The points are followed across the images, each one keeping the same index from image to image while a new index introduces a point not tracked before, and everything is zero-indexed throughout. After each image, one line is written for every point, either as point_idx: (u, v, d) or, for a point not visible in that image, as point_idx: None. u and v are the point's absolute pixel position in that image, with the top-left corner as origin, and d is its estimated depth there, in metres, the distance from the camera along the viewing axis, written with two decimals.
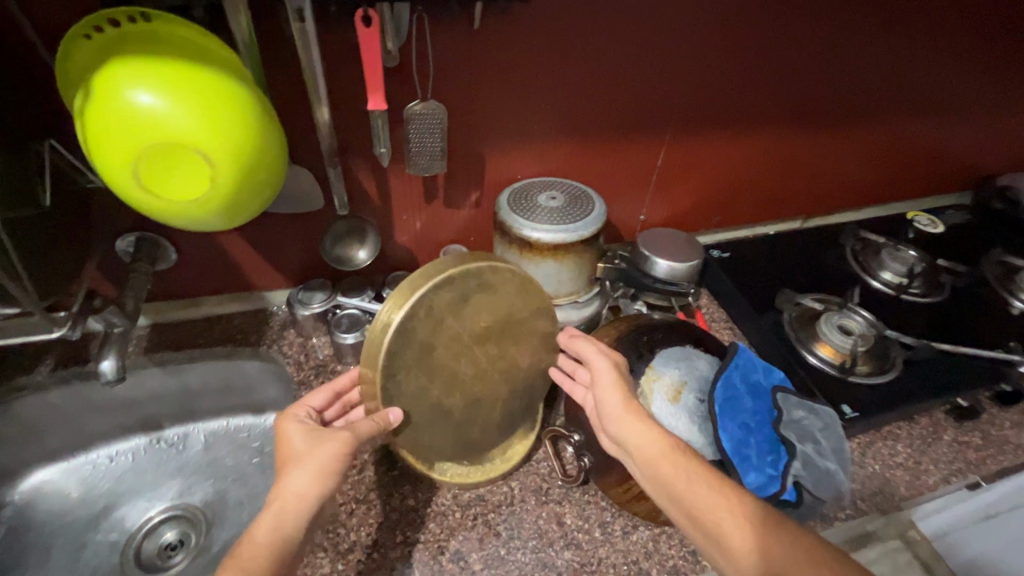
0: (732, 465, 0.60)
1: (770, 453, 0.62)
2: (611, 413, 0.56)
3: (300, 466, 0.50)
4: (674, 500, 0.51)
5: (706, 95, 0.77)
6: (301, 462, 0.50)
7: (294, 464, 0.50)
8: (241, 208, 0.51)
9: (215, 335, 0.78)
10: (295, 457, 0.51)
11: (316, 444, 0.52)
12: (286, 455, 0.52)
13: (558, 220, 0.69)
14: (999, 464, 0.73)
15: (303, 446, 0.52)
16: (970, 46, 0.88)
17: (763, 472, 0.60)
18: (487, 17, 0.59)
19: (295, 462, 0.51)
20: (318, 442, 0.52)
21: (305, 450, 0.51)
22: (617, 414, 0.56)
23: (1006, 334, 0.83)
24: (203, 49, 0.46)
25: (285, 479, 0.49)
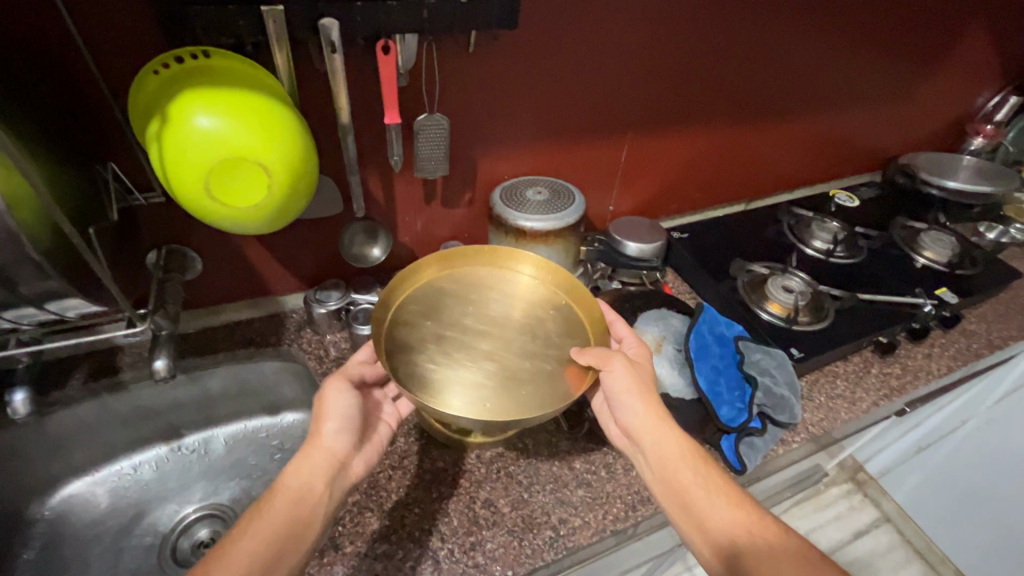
0: (708, 400, 0.73)
1: (738, 389, 0.76)
2: (633, 405, 0.64)
3: (333, 420, 0.62)
4: (666, 483, 0.61)
5: (659, 98, 0.91)
6: (335, 429, 0.61)
7: (329, 418, 0.61)
8: (287, 210, 0.59)
9: (236, 340, 0.85)
10: (330, 414, 0.62)
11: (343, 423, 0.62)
12: (321, 406, 0.63)
13: (546, 211, 0.81)
14: (915, 387, 0.90)
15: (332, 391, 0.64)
16: (866, 51, 1.06)
17: (733, 406, 0.74)
18: (480, 43, 0.70)
19: (330, 418, 0.61)
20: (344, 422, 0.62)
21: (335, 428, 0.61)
22: (654, 426, 0.63)
23: (913, 284, 1.01)
24: (258, 81, 0.56)
25: (325, 431, 0.61)
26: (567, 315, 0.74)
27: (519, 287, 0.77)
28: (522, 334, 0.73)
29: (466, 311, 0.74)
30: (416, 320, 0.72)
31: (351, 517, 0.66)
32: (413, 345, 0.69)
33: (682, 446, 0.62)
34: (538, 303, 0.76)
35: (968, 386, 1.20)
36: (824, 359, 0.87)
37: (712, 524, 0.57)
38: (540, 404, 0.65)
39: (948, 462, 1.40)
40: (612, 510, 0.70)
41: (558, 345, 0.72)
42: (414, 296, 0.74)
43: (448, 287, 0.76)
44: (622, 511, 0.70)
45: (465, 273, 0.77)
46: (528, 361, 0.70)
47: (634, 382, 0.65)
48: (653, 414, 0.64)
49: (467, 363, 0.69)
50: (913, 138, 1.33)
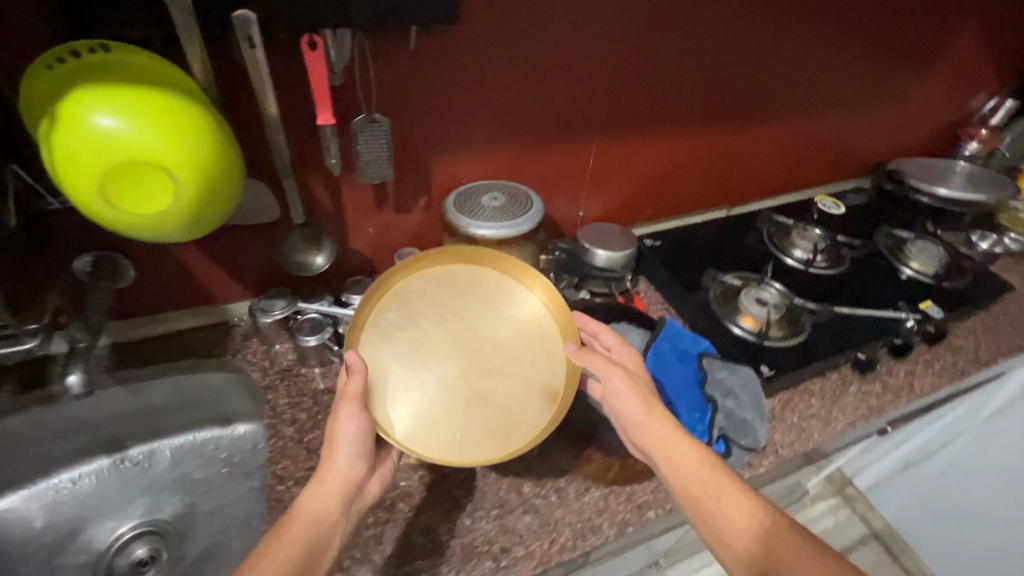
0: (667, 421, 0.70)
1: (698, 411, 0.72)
2: (645, 414, 0.63)
3: (349, 446, 0.59)
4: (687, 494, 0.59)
5: (627, 100, 0.87)
6: (349, 452, 0.59)
7: (344, 443, 0.59)
8: (204, 220, 0.55)
9: (177, 350, 0.81)
10: (346, 440, 0.59)
11: (357, 449, 0.59)
12: (334, 430, 0.59)
13: (501, 218, 0.76)
14: (895, 407, 0.85)
15: (346, 412, 0.60)
16: (850, 52, 1.02)
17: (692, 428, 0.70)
18: (424, 39, 0.65)
19: (345, 445, 0.58)
20: (359, 447, 0.59)
21: (348, 455, 0.59)
22: (665, 434, 0.62)
23: (895, 296, 0.96)
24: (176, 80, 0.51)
25: (342, 457, 0.58)
26: (544, 333, 0.72)
27: (499, 294, 0.74)
28: (497, 351, 0.72)
29: (443, 324, 0.72)
30: (393, 331, 0.70)
31: None
32: (390, 361, 0.69)
33: (694, 455, 0.60)
34: (517, 313, 0.73)
35: (959, 401, 1.15)
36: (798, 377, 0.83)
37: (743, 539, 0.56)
38: (508, 431, 0.68)
39: (939, 479, 1.35)
40: (559, 540, 0.66)
41: (531, 364, 0.72)
42: (392, 304, 0.72)
43: (427, 292, 0.73)
44: (570, 540, 0.66)
45: (445, 279, 0.74)
46: (501, 380, 0.71)
47: (639, 395, 0.64)
48: (662, 422, 0.62)
49: (442, 380, 0.70)
50: (904, 141, 1.27)
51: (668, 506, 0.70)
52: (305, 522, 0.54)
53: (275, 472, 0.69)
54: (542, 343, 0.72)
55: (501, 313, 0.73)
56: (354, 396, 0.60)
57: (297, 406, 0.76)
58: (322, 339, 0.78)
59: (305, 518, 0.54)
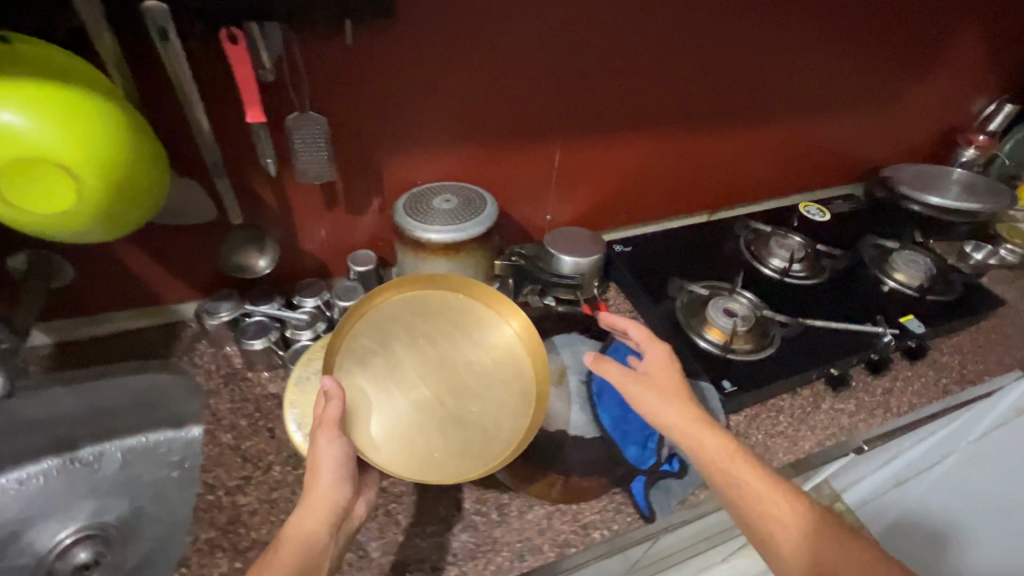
0: (615, 439, 0.70)
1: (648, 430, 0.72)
2: (664, 413, 0.62)
3: (331, 471, 0.55)
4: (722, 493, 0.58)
5: (594, 100, 0.83)
6: (331, 477, 0.54)
7: (326, 470, 0.54)
8: (121, 222, 0.54)
9: (121, 351, 0.79)
10: (326, 466, 0.54)
11: (339, 474, 0.55)
12: (313, 459, 0.55)
13: (451, 221, 0.73)
14: (869, 427, 0.81)
15: (323, 440, 0.56)
16: (838, 51, 0.96)
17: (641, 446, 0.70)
18: (364, 34, 0.62)
19: (326, 470, 0.54)
20: (342, 472, 0.55)
21: (330, 481, 0.54)
22: (691, 433, 0.61)
23: (875, 309, 0.91)
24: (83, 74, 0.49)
25: (326, 483, 0.54)
26: (513, 350, 0.70)
27: (471, 312, 0.72)
28: (471, 369, 0.69)
29: (416, 345, 0.69)
30: (366, 356, 0.68)
31: (200, 557, 0.60)
32: (362, 386, 0.66)
33: (720, 448, 0.59)
34: (489, 337, 0.70)
35: (949, 419, 1.09)
36: (763, 393, 0.79)
37: (781, 536, 0.55)
38: (482, 449, 0.66)
39: (931, 497, 1.29)
40: (496, 560, 0.63)
41: (504, 380, 0.69)
42: (366, 328, 0.69)
43: (401, 316, 0.71)
44: (507, 561, 0.63)
45: (417, 300, 0.72)
46: (475, 401, 0.68)
47: (652, 395, 0.63)
48: (682, 419, 0.61)
49: (417, 403, 0.67)
50: (900, 146, 1.21)
51: (615, 527, 0.66)
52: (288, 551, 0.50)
53: (207, 481, 0.67)
54: (513, 359, 0.70)
55: (473, 332, 0.71)
56: (333, 421, 0.57)
57: (238, 412, 0.74)
58: (267, 343, 0.75)
59: (294, 545, 0.50)
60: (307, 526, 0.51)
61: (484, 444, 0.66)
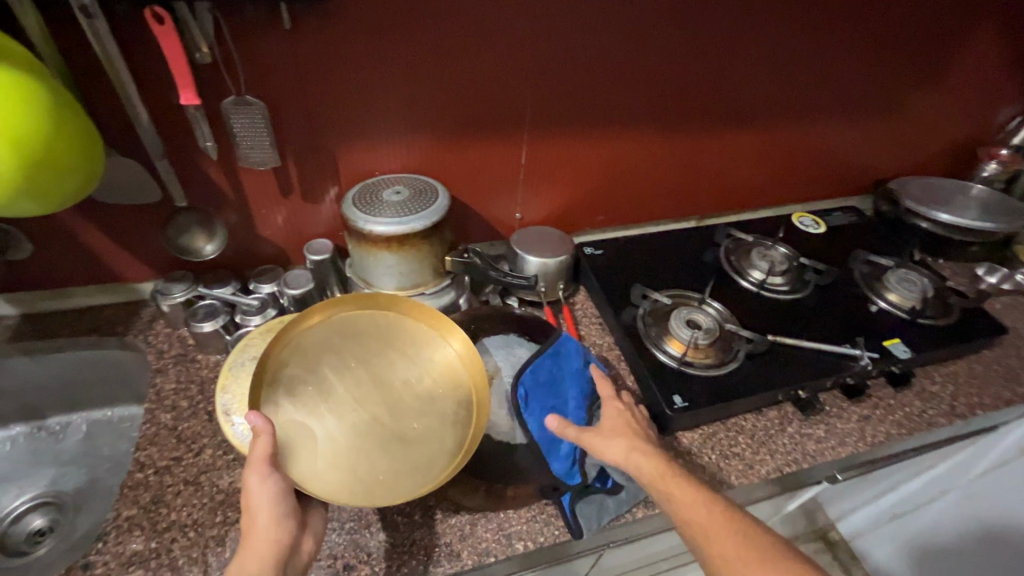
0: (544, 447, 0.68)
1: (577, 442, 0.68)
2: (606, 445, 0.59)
3: (268, 511, 0.49)
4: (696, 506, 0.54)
5: (562, 95, 0.79)
6: (264, 526, 0.48)
7: (262, 510, 0.49)
8: (55, 196, 0.56)
9: (82, 326, 0.81)
10: (263, 507, 0.49)
11: (278, 515, 0.49)
12: (247, 501, 0.49)
13: (397, 213, 0.72)
14: (836, 456, 0.75)
15: (255, 481, 0.49)
16: (843, 50, 0.88)
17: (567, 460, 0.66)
18: (304, 19, 0.61)
19: (264, 512, 0.49)
20: (281, 510, 0.50)
21: (267, 524, 0.48)
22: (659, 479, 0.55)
23: (857, 330, 0.85)
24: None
25: (264, 522, 0.48)
26: (446, 360, 0.65)
27: (404, 327, 0.66)
28: (408, 385, 0.64)
29: (349, 369, 0.63)
30: (293, 386, 0.60)
31: (116, 534, 0.60)
32: (292, 418, 0.58)
33: (655, 471, 0.56)
34: (426, 352, 0.65)
35: (950, 452, 1.01)
36: (717, 411, 0.74)
37: (738, 558, 0.49)
38: (427, 468, 0.59)
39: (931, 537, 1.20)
40: (410, 563, 0.61)
41: (442, 393, 0.64)
42: (292, 356, 0.62)
43: (331, 340, 0.64)
44: (421, 565, 0.61)
45: (346, 323, 0.65)
46: (416, 419, 0.62)
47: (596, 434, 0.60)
48: (624, 453, 0.58)
49: (354, 429, 0.60)
50: (913, 157, 1.13)
51: (540, 539, 0.63)
52: None
53: (139, 459, 0.67)
54: (448, 371, 0.64)
55: (406, 348, 0.65)
56: (263, 458, 0.50)
57: (182, 392, 0.75)
58: (216, 326, 0.76)
59: None
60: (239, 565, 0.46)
61: (431, 459, 0.60)
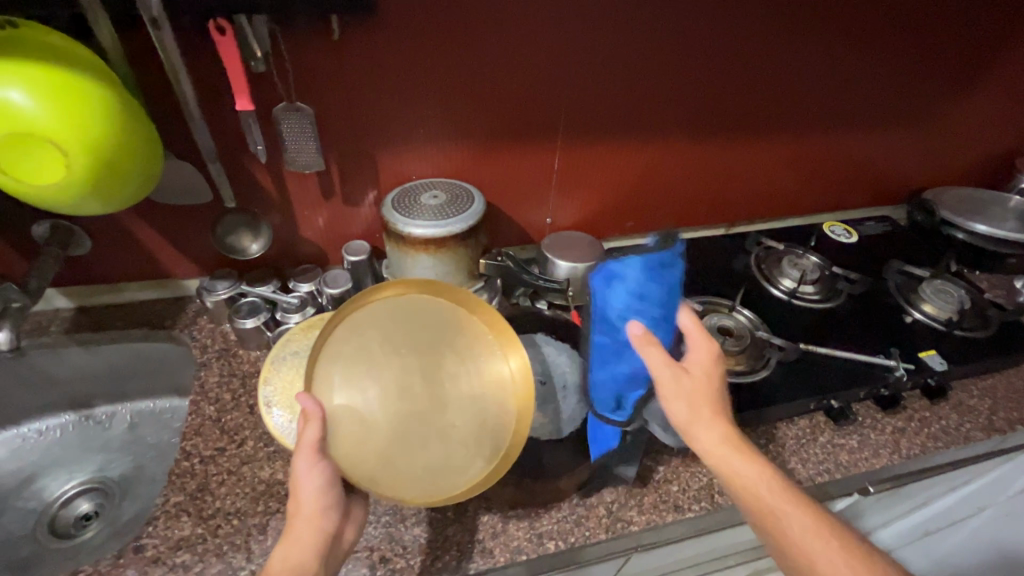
0: (592, 359, 0.63)
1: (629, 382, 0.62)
2: (695, 424, 0.54)
3: (314, 499, 0.51)
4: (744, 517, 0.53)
5: (596, 103, 0.81)
6: (307, 518, 0.50)
7: (308, 497, 0.51)
8: (117, 194, 0.58)
9: (132, 319, 0.86)
10: (308, 494, 0.51)
11: (323, 504, 0.51)
12: (294, 484, 0.51)
13: (435, 217, 0.74)
14: (870, 467, 0.74)
15: (303, 465, 0.51)
16: (880, 59, 0.88)
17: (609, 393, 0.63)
18: (352, 30, 0.64)
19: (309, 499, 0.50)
20: (326, 499, 0.51)
21: (312, 513, 0.50)
22: (747, 475, 0.52)
23: (892, 341, 0.85)
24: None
25: (309, 511, 0.50)
26: (498, 362, 0.63)
27: (461, 319, 0.64)
28: (455, 381, 0.62)
29: (400, 354, 0.62)
30: (347, 364, 0.60)
31: (165, 519, 0.63)
32: (342, 397, 0.58)
33: (744, 467, 0.52)
34: (478, 350, 0.63)
35: (986, 468, 0.99)
36: (748, 419, 0.75)
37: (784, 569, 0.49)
38: (463, 467, 0.60)
39: None
40: (443, 557, 0.62)
41: (490, 394, 0.62)
42: (348, 334, 0.61)
43: (386, 322, 0.63)
44: (455, 560, 0.62)
45: (403, 305, 0.64)
46: (459, 417, 0.62)
47: (686, 407, 0.54)
48: (710, 439, 0.53)
49: (398, 417, 0.60)
50: (949, 167, 1.11)
51: (570, 539, 0.65)
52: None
53: (185, 448, 0.70)
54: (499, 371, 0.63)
55: (461, 341, 0.64)
56: (311, 445, 0.51)
57: (225, 386, 0.78)
58: (257, 323, 0.79)
59: None
60: (277, 554, 0.49)
61: (468, 459, 0.61)
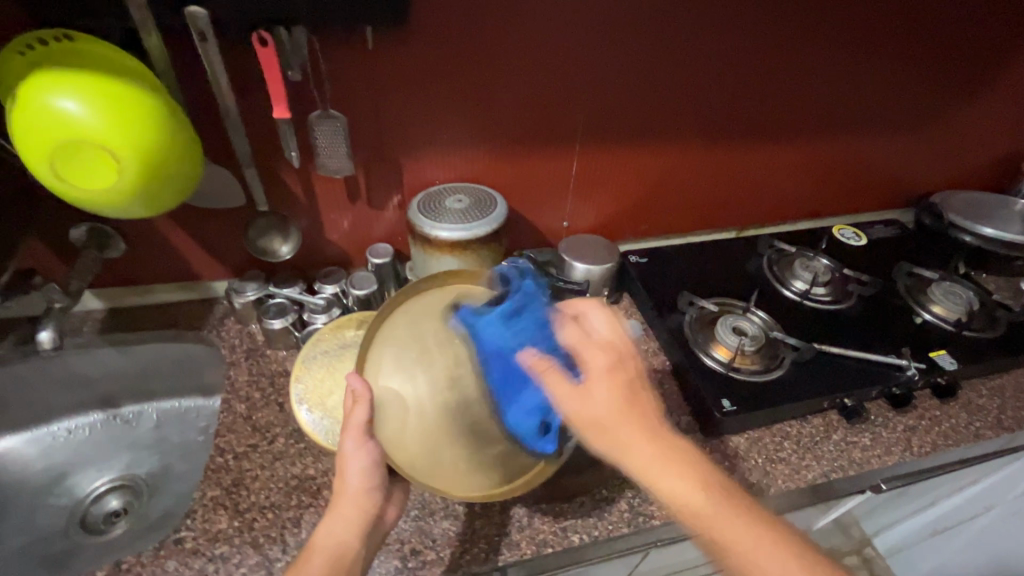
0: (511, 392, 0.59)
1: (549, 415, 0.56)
2: (601, 437, 0.48)
3: (360, 478, 0.54)
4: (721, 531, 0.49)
5: (614, 110, 0.83)
6: (352, 495, 0.54)
7: (354, 476, 0.54)
8: (158, 199, 0.60)
9: (162, 320, 0.88)
10: (354, 473, 0.54)
11: (367, 484, 0.55)
12: (342, 462, 0.55)
13: (460, 220, 0.76)
14: (882, 464, 0.76)
15: (352, 445, 0.54)
16: (889, 67, 0.90)
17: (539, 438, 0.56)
18: (384, 40, 0.66)
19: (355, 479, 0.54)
20: (371, 479, 0.55)
21: (357, 490, 0.54)
22: (684, 497, 0.45)
23: (903, 342, 0.87)
24: (35, 51, 0.53)
25: (355, 489, 0.54)
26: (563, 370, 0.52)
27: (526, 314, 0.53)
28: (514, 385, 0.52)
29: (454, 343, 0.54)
30: (398, 346, 0.54)
31: (202, 512, 0.65)
32: (391, 382, 0.53)
33: (677, 487, 0.45)
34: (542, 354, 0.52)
35: (994, 467, 1.01)
36: (764, 416, 0.77)
37: None
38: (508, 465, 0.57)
39: None
40: (472, 550, 0.65)
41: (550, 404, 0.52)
42: (403, 314, 0.56)
43: (443, 305, 0.55)
44: (484, 552, 0.64)
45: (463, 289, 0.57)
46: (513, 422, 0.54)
47: (586, 420, 0.48)
48: (634, 462, 0.46)
49: (447, 414, 0.53)
50: (955, 172, 1.14)
51: (594, 533, 0.67)
52: (308, 553, 0.52)
53: (219, 444, 0.73)
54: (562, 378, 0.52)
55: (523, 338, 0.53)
56: (359, 427, 0.53)
57: (254, 384, 0.80)
58: (285, 324, 0.81)
59: (325, 554, 0.51)
60: (321, 527, 0.53)
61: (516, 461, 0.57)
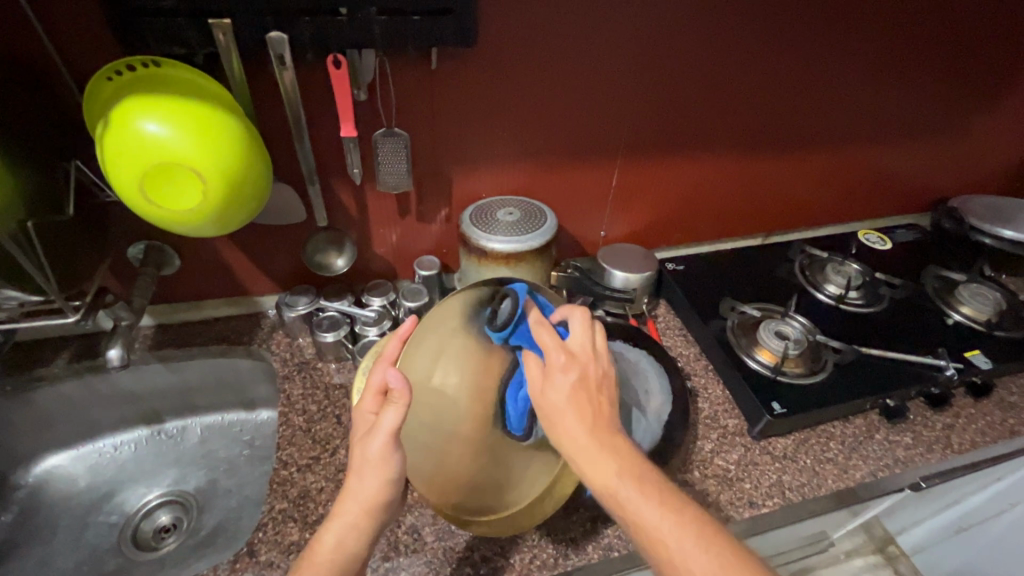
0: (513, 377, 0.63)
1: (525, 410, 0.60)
2: (549, 420, 0.53)
3: (377, 486, 0.51)
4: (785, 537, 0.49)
5: (657, 123, 0.86)
6: (359, 496, 0.51)
7: (369, 482, 0.51)
8: (230, 218, 0.61)
9: (211, 335, 0.89)
10: (367, 475, 0.51)
11: (382, 489, 0.51)
12: (361, 462, 0.51)
13: (512, 233, 0.78)
14: (927, 461, 0.78)
15: (378, 450, 0.50)
16: (914, 78, 0.94)
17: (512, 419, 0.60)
18: (445, 61, 0.69)
19: (369, 482, 0.51)
20: (386, 485, 0.51)
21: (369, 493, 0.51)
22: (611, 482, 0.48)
23: (936, 341, 0.90)
24: (125, 77, 0.55)
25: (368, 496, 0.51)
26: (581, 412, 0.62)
27: None
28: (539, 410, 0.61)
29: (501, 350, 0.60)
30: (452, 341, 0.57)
31: (273, 525, 0.66)
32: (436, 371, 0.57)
33: (609, 474, 0.48)
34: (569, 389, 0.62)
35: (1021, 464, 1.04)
36: (811, 417, 0.79)
37: None
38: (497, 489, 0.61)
39: None
40: (541, 556, 0.66)
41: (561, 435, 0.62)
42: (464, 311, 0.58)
43: None
44: (552, 558, 0.66)
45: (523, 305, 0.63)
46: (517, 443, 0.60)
47: (546, 404, 0.53)
48: (572, 447, 0.50)
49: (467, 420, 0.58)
50: (972, 178, 1.17)
51: None
52: (312, 553, 0.50)
53: (281, 457, 0.73)
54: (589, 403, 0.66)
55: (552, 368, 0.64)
56: (389, 430, 0.50)
57: (310, 397, 0.81)
58: (338, 337, 0.82)
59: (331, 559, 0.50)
60: (326, 527, 0.51)
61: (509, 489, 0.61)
